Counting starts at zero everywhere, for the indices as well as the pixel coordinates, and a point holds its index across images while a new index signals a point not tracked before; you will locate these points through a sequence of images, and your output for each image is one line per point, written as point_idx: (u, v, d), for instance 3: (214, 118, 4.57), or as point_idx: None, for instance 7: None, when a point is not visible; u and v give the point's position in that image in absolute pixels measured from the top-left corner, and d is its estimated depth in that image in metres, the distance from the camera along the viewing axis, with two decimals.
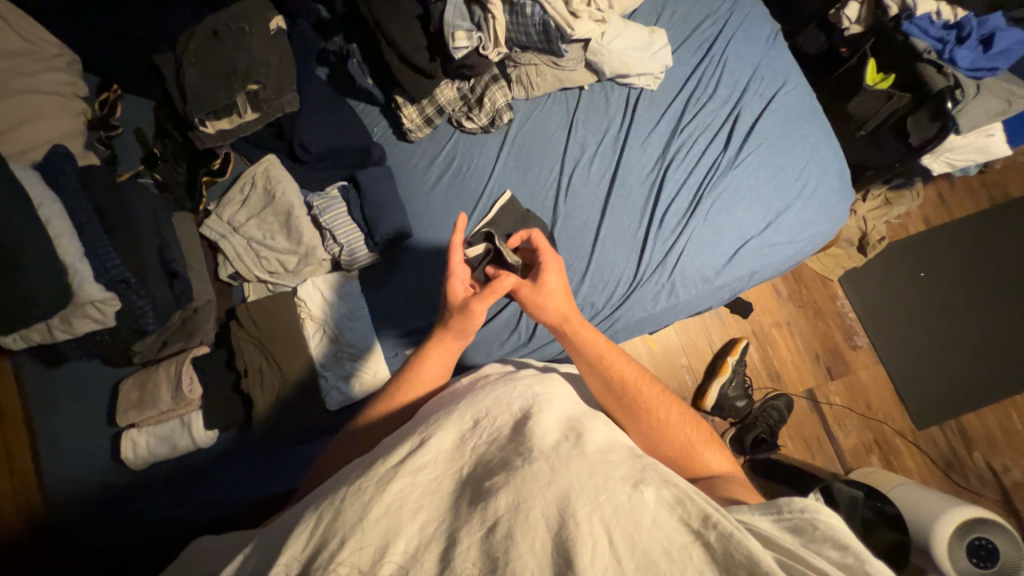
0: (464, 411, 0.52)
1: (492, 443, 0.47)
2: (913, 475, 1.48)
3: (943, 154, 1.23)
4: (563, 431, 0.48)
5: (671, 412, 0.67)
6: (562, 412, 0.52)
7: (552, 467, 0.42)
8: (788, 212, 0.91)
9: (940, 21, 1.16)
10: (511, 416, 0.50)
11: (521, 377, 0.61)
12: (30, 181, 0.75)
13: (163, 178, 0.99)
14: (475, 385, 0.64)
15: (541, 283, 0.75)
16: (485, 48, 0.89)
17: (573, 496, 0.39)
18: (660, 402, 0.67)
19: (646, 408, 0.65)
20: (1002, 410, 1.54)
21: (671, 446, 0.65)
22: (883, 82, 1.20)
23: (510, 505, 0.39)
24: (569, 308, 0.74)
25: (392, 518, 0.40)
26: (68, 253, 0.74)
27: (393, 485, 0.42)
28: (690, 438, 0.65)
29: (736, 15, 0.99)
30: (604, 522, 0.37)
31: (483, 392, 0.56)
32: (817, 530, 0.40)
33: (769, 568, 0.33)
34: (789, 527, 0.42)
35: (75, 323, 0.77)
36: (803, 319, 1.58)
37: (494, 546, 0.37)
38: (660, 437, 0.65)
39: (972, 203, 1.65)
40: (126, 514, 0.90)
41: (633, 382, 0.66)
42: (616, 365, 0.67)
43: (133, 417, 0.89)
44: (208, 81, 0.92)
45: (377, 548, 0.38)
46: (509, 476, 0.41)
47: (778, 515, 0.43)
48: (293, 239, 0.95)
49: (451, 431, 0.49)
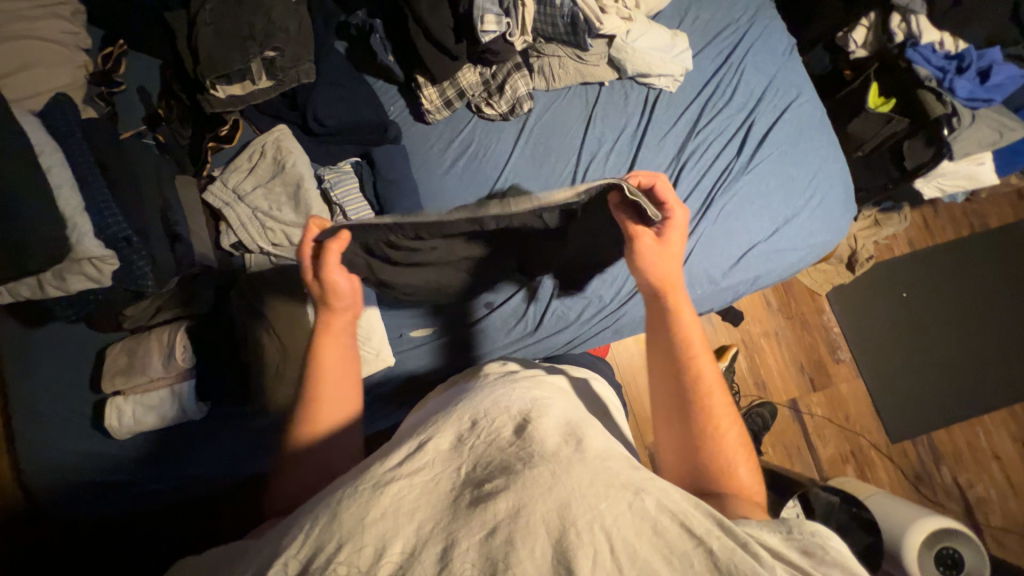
0: (463, 412, 0.52)
1: (490, 443, 0.47)
2: (885, 486, 1.54)
3: (934, 179, 1.30)
4: (563, 436, 0.48)
5: (733, 429, 0.60)
6: (561, 415, 0.52)
7: (553, 472, 0.42)
8: (796, 220, 0.94)
9: (942, 51, 1.19)
10: (509, 419, 0.50)
11: (519, 378, 0.61)
12: (32, 127, 0.72)
13: (166, 140, 0.98)
14: (472, 383, 0.64)
15: (662, 242, 0.69)
16: (513, 35, 0.90)
17: (573, 504, 0.39)
18: (725, 419, 0.61)
19: (706, 406, 0.61)
20: (970, 429, 1.61)
21: (709, 458, 0.59)
22: (884, 106, 1.26)
23: (510, 510, 0.39)
24: (677, 280, 0.67)
25: (388, 521, 0.39)
26: (69, 206, 0.70)
27: (391, 488, 0.42)
28: (736, 457, 0.58)
29: (756, 26, 1.01)
30: (606, 530, 0.37)
31: (482, 393, 0.56)
32: (827, 553, 0.40)
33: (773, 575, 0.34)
34: (799, 546, 0.41)
35: (70, 280, 0.73)
36: (791, 330, 1.62)
37: (494, 550, 0.36)
38: (704, 443, 0.59)
39: (953, 230, 1.73)
40: (103, 484, 0.87)
41: (707, 378, 0.62)
42: (697, 357, 0.63)
43: (121, 383, 0.86)
44: (222, 43, 0.89)
45: (372, 555, 0.37)
46: (510, 480, 0.41)
47: (788, 535, 0.42)
48: (302, 212, 0.93)
49: (449, 433, 0.49)
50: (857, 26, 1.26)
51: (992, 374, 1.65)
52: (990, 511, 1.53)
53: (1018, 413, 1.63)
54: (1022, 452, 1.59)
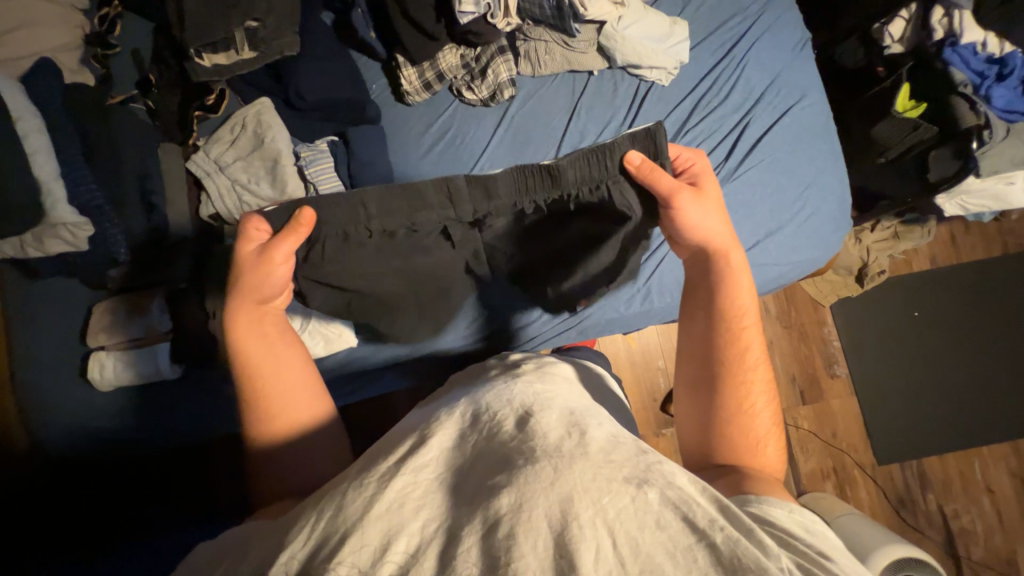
0: (466, 408, 0.52)
1: (499, 433, 0.47)
2: (864, 506, 1.49)
3: (958, 197, 1.20)
4: (566, 427, 0.46)
5: (766, 409, 0.65)
6: (563, 406, 0.51)
7: (555, 468, 0.40)
8: (779, 235, 0.91)
9: (985, 53, 1.07)
10: (511, 411, 0.49)
11: (521, 373, 0.60)
12: (10, 90, 0.75)
13: (155, 106, 0.96)
14: (478, 379, 0.64)
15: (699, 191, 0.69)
16: (494, 16, 0.86)
17: (576, 498, 0.38)
18: (762, 398, 0.65)
19: (748, 383, 0.64)
20: (965, 458, 1.53)
21: (739, 432, 0.63)
22: (912, 111, 1.14)
23: (512, 505, 0.38)
24: (731, 245, 0.69)
25: (394, 517, 0.39)
26: (44, 170, 0.74)
27: (395, 483, 0.42)
28: (763, 434, 0.63)
29: (765, 18, 0.98)
30: (608, 525, 0.37)
31: (486, 388, 0.56)
32: (823, 533, 0.46)
33: None
34: (800, 524, 0.47)
35: (47, 243, 0.78)
36: (787, 340, 1.56)
37: (495, 546, 0.36)
38: (738, 415, 0.63)
39: (982, 248, 1.60)
40: (83, 429, 0.93)
41: (751, 356, 0.66)
42: (748, 334, 0.66)
43: (104, 339, 0.91)
44: (208, 9, 0.85)
45: (377, 550, 0.37)
46: (512, 476, 0.40)
47: (790, 512, 0.49)
48: (278, 188, 0.94)
49: (451, 429, 0.49)
50: (897, 18, 1.13)
51: (1002, 404, 1.56)
52: (972, 543, 1.48)
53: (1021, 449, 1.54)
54: (1018, 489, 1.52)
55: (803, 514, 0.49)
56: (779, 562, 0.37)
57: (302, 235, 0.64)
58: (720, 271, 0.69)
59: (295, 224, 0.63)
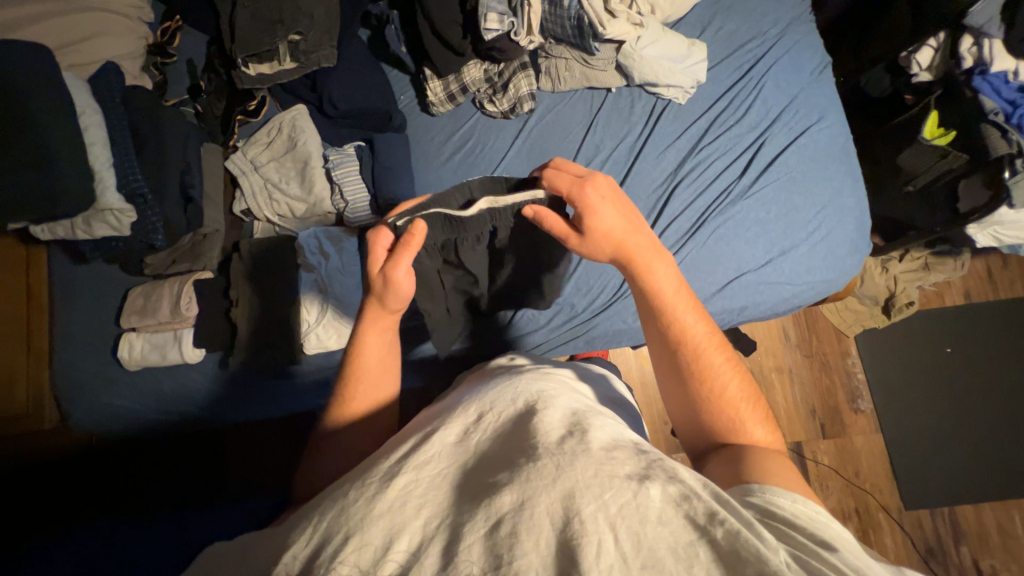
0: (470, 406, 0.52)
1: (500, 432, 0.47)
2: (889, 554, 1.38)
3: (990, 227, 1.17)
4: (569, 426, 0.46)
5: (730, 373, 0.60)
6: (567, 404, 0.50)
7: (557, 465, 0.40)
8: (793, 253, 0.93)
9: (1016, 81, 1.04)
10: (515, 411, 0.49)
11: (526, 371, 0.59)
12: (77, 90, 0.84)
13: (202, 109, 1.05)
14: (487, 379, 0.62)
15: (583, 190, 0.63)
16: (517, 34, 0.92)
17: (577, 494, 0.38)
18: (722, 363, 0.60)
19: (703, 378, 0.59)
20: (1004, 509, 1.42)
21: (711, 417, 0.59)
22: (941, 138, 1.13)
23: (513, 503, 0.38)
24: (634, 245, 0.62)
25: (396, 515, 0.40)
26: (98, 161, 0.83)
27: (398, 482, 0.42)
28: (734, 411, 0.58)
29: (783, 41, 1.01)
30: (610, 520, 0.36)
31: (491, 386, 0.56)
32: (827, 527, 0.42)
33: (776, 569, 0.33)
34: (805, 513, 0.43)
35: (94, 227, 0.86)
36: (807, 369, 1.49)
37: (498, 544, 0.36)
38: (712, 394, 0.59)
39: (1021, 285, 1.53)
40: (104, 405, 0.98)
41: (697, 347, 0.60)
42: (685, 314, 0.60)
43: (134, 322, 0.96)
44: (255, 25, 0.94)
45: (379, 548, 0.37)
46: (514, 474, 0.41)
47: (794, 501, 0.44)
48: (306, 188, 1.01)
49: (456, 425, 0.49)
50: (924, 47, 1.11)
51: None
52: None
53: None
54: None
55: (809, 505, 0.44)
56: (778, 554, 0.35)
57: (416, 247, 0.64)
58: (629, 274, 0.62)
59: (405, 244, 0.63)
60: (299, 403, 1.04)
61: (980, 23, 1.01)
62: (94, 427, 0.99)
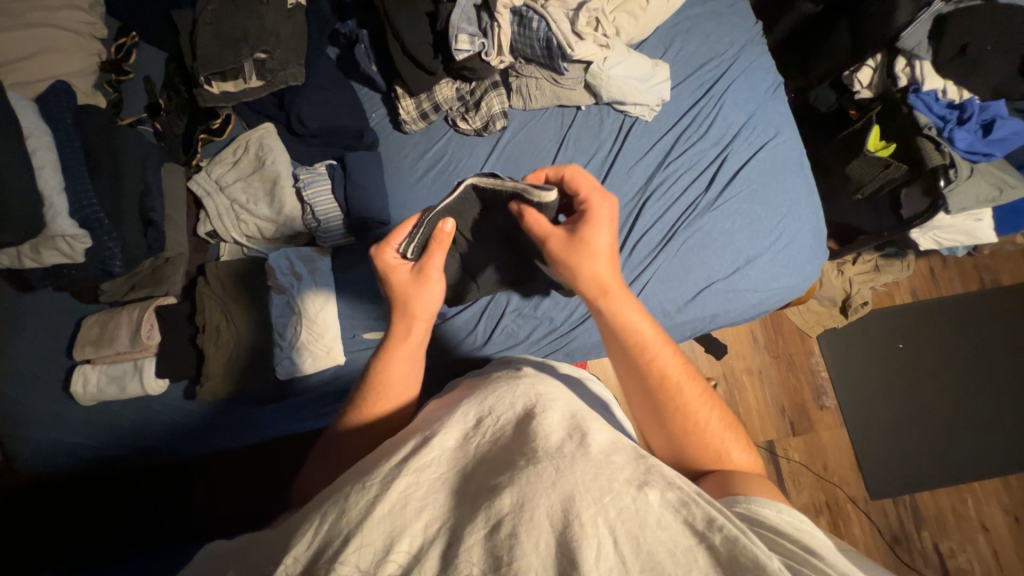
0: (469, 409, 0.54)
1: (498, 436, 0.50)
2: (858, 544, 1.44)
3: (930, 231, 1.26)
4: (568, 430, 0.49)
5: (708, 409, 0.62)
6: (565, 407, 0.54)
7: (557, 468, 0.43)
8: (758, 261, 0.98)
9: (945, 99, 1.14)
10: (513, 415, 0.52)
11: (522, 376, 0.62)
12: (24, 111, 0.80)
13: (162, 129, 1.00)
14: (486, 379, 0.66)
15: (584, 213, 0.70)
16: (488, 54, 0.94)
17: (577, 498, 0.40)
18: (701, 399, 0.62)
19: (686, 410, 0.61)
20: (958, 494, 1.51)
21: (698, 453, 0.60)
22: (883, 151, 1.20)
23: (513, 505, 0.40)
24: (612, 284, 0.67)
25: (396, 518, 0.41)
26: (48, 185, 0.79)
27: (398, 484, 0.44)
28: (719, 441, 0.60)
29: (740, 62, 1.07)
30: (610, 524, 0.39)
31: (488, 391, 0.58)
32: (813, 532, 0.46)
33: (769, 569, 0.36)
34: (792, 521, 0.47)
35: (44, 254, 0.81)
36: (775, 370, 1.56)
37: (499, 545, 0.38)
38: (692, 429, 0.60)
39: (960, 282, 1.65)
40: (58, 443, 0.92)
41: (674, 381, 0.62)
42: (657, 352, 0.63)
43: (90, 353, 0.90)
44: (218, 44, 0.92)
45: (379, 551, 0.39)
46: (513, 476, 0.43)
47: (781, 511, 0.48)
48: (275, 208, 0.99)
49: (455, 429, 0.51)
50: (862, 67, 1.21)
51: (989, 438, 1.56)
52: None
53: (1014, 486, 1.52)
54: (1013, 527, 1.48)
55: (794, 514, 0.48)
56: (772, 559, 0.38)
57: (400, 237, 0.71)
58: (607, 307, 0.66)
59: (439, 240, 0.71)
60: (272, 428, 1.00)
61: (912, 46, 1.11)
62: (46, 467, 0.92)
